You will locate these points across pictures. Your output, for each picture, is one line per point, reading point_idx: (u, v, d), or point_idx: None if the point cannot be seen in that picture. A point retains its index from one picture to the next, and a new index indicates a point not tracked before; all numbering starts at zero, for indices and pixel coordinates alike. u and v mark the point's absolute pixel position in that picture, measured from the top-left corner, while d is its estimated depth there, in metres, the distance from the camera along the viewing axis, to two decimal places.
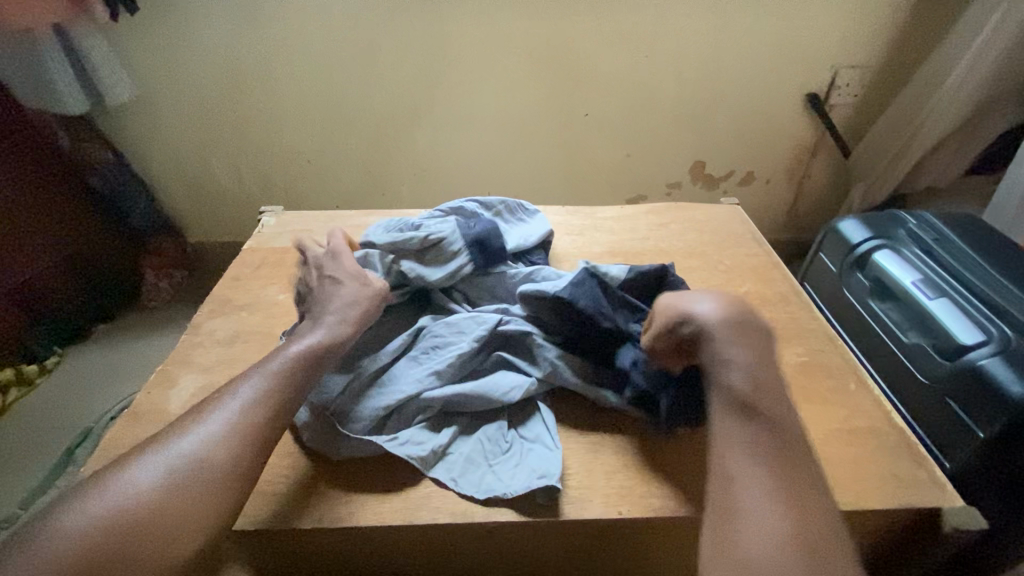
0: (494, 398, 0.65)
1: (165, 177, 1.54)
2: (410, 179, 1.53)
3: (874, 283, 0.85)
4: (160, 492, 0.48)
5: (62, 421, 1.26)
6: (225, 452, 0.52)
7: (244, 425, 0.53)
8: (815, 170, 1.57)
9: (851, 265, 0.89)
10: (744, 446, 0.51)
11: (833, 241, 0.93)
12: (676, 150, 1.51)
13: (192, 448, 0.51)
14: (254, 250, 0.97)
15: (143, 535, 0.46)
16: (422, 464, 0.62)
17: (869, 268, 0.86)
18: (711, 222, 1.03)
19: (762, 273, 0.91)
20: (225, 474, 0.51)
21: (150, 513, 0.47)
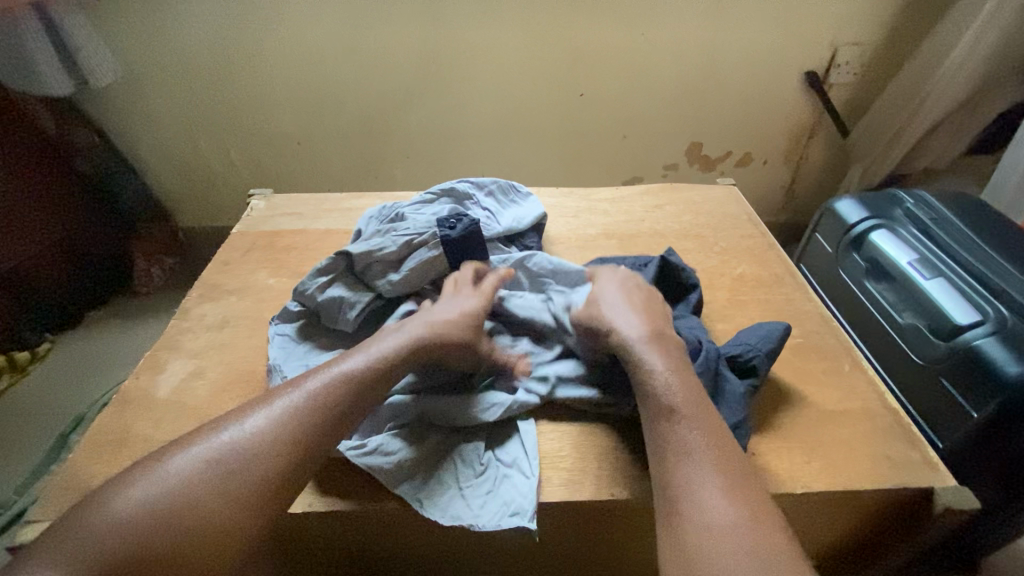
0: (472, 409, 0.62)
1: (155, 161, 1.51)
2: (403, 162, 1.51)
3: (870, 264, 0.84)
4: (211, 493, 0.46)
5: (55, 409, 1.25)
6: (279, 452, 0.49)
7: (300, 423, 0.51)
8: (813, 151, 1.55)
9: (848, 245, 0.88)
10: (694, 456, 0.51)
11: (829, 221, 0.92)
12: (673, 130, 1.49)
13: (247, 443, 0.49)
14: (243, 234, 0.95)
15: (188, 534, 0.44)
16: (387, 477, 0.59)
17: (865, 249, 0.85)
18: (708, 204, 1.02)
19: (758, 254, 0.90)
20: (276, 482, 0.48)
21: (199, 516, 0.45)
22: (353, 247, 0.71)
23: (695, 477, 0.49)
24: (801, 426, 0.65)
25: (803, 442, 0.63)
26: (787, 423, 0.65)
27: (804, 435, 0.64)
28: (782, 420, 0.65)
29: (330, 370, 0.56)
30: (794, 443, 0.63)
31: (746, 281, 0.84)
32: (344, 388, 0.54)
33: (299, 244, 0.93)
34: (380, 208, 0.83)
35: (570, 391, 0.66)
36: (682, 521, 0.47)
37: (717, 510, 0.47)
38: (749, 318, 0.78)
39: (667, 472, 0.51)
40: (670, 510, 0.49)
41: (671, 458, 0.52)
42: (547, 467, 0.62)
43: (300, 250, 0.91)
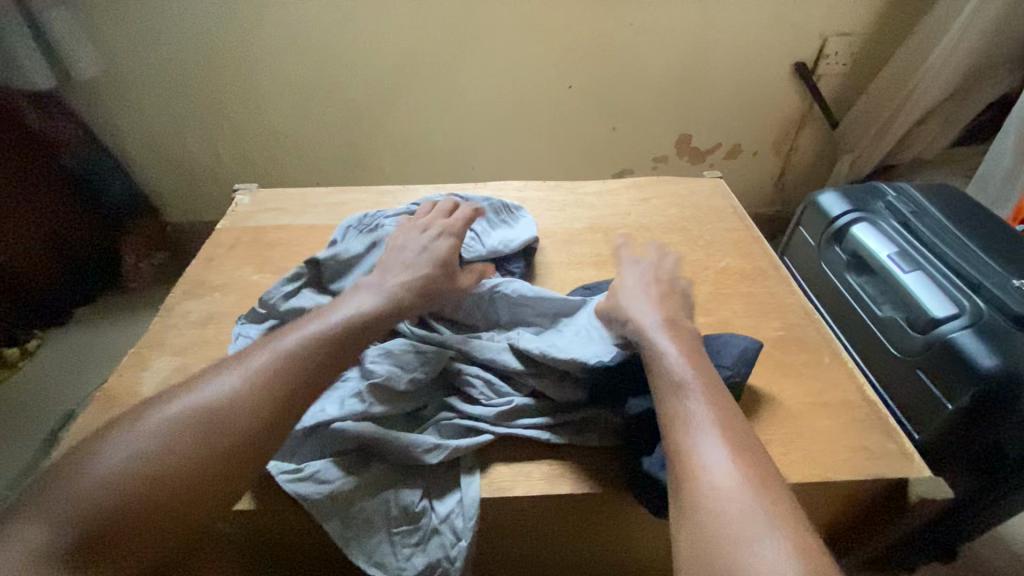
0: (416, 451, 0.59)
1: (142, 155, 1.50)
2: (391, 155, 1.51)
3: (851, 257, 0.85)
4: (206, 441, 0.46)
5: (46, 404, 1.26)
6: (256, 403, 0.49)
7: (276, 376, 0.51)
8: (803, 142, 1.55)
9: (830, 239, 0.88)
10: (702, 429, 0.50)
11: (812, 214, 0.92)
12: (662, 122, 1.49)
13: (224, 397, 0.49)
14: (228, 230, 0.95)
15: (168, 489, 0.43)
16: (317, 508, 0.57)
17: (847, 242, 0.85)
18: (694, 196, 1.02)
19: (742, 247, 0.90)
20: (271, 430, 0.49)
21: (196, 466, 0.45)
22: (321, 252, 0.76)
23: (704, 452, 0.48)
24: (780, 418, 0.65)
25: (782, 435, 0.63)
26: (766, 416, 0.65)
27: (783, 428, 0.64)
28: (761, 413, 0.66)
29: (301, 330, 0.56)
30: (773, 436, 0.63)
31: (730, 274, 0.85)
32: (320, 344, 0.55)
33: (284, 240, 0.92)
34: (359, 217, 0.85)
35: (519, 427, 0.65)
36: (692, 502, 0.46)
37: (726, 488, 0.45)
38: (732, 310, 0.79)
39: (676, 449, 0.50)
40: (681, 490, 0.47)
41: (680, 434, 0.51)
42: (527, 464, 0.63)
43: (285, 246, 0.91)
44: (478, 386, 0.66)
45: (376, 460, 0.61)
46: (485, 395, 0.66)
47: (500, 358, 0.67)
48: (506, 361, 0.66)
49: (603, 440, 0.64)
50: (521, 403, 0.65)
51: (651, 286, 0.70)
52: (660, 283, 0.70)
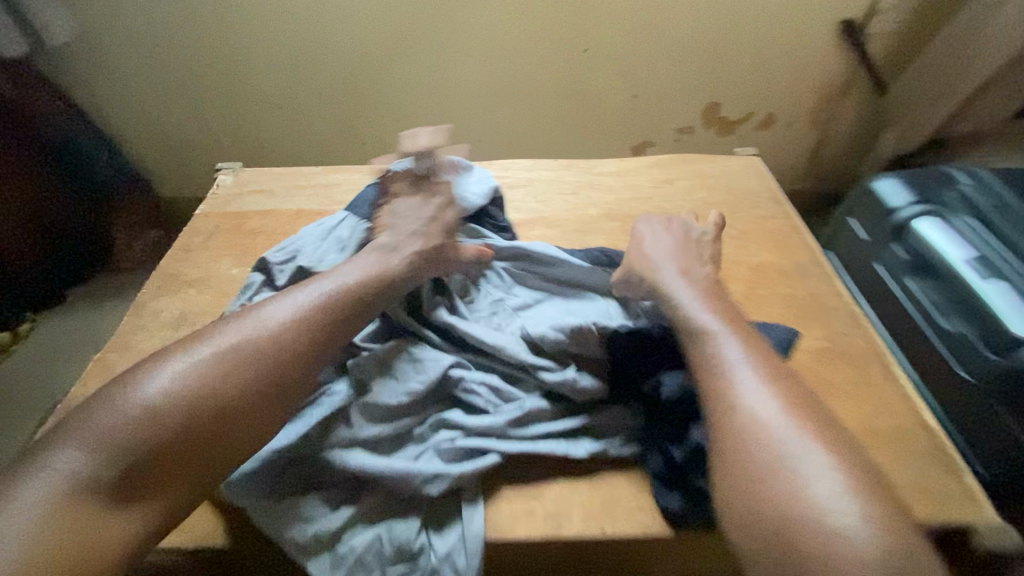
0: (412, 480, 0.50)
1: (129, 128, 1.42)
2: (392, 128, 1.41)
3: (915, 258, 0.77)
4: (238, 372, 0.48)
5: (40, 391, 1.22)
6: (277, 355, 0.50)
7: (295, 330, 0.52)
8: (844, 112, 1.40)
9: (890, 236, 0.81)
10: (740, 373, 0.49)
11: (870, 207, 0.84)
12: (687, 89, 1.36)
13: (246, 346, 0.50)
14: (207, 215, 0.87)
15: (195, 430, 0.45)
16: (302, 551, 0.49)
17: (910, 241, 0.78)
18: (724, 177, 0.91)
19: (779, 239, 0.79)
20: (296, 366, 0.51)
21: (232, 394, 0.47)
22: (270, 254, 0.70)
23: (745, 393, 0.47)
24: None
25: None
26: None
27: None
28: None
29: (313, 286, 0.57)
30: None
31: (765, 271, 0.75)
32: (334, 301, 0.56)
33: (267, 228, 0.84)
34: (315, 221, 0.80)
35: (536, 438, 0.54)
36: (737, 455, 0.44)
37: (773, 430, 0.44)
38: (767, 316, 0.69)
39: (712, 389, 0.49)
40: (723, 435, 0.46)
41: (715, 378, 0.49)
42: (530, 498, 0.54)
43: (269, 234, 0.83)
44: (483, 394, 0.56)
45: (369, 490, 0.52)
46: (492, 403, 0.56)
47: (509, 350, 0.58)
48: (516, 354, 0.58)
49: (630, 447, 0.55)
50: (536, 404, 0.56)
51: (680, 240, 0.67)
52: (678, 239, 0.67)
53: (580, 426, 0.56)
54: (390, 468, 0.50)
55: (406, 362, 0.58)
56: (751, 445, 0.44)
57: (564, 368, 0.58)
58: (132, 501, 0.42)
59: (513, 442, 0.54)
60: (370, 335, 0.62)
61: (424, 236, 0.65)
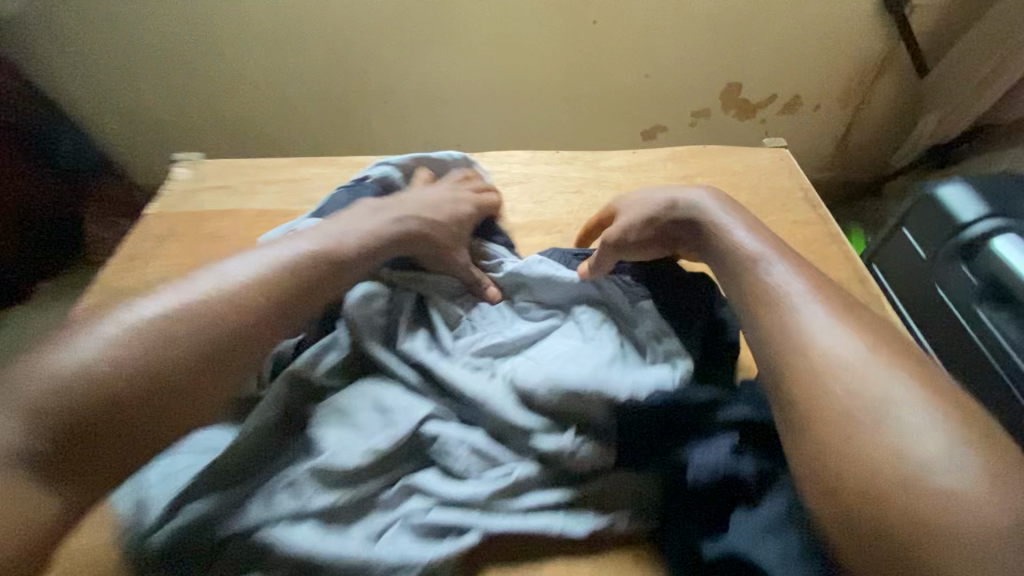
0: (368, 565, 0.42)
1: (95, 109, 1.30)
2: (380, 110, 1.29)
3: (985, 283, 0.66)
4: (190, 326, 0.42)
5: None
6: (235, 313, 0.43)
7: (261, 285, 0.46)
8: (878, 94, 1.26)
9: (955, 252, 0.69)
10: (810, 317, 0.44)
11: (931, 213, 0.73)
12: (705, 68, 1.23)
13: (199, 303, 0.43)
14: (159, 216, 0.76)
15: (134, 398, 0.38)
16: None
17: (980, 263, 0.66)
18: (749, 174, 0.79)
19: (815, 249, 0.68)
20: (265, 324, 0.45)
21: (182, 348, 0.41)
22: None
23: (818, 340, 0.42)
24: None
25: None
26: None
27: None
28: None
29: (287, 244, 0.50)
30: None
31: None
32: (303, 260, 0.49)
33: (226, 232, 0.73)
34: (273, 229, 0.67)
35: (526, 514, 0.47)
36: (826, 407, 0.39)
37: (858, 379, 0.39)
38: None
39: (778, 335, 0.44)
40: (793, 385, 0.41)
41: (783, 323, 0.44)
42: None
43: (226, 239, 0.72)
44: (463, 457, 0.47)
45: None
46: (474, 467, 0.47)
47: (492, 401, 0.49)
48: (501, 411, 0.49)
49: (628, 530, 0.48)
50: (527, 469, 0.47)
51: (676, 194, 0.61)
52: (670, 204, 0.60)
53: (575, 500, 0.48)
54: (342, 549, 0.43)
55: (373, 410, 0.50)
56: (828, 394, 0.39)
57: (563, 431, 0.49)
58: (59, 472, 0.36)
59: (498, 518, 0.46)
60: (332, 367, 0.54)
61: (423, 216, 0.61)
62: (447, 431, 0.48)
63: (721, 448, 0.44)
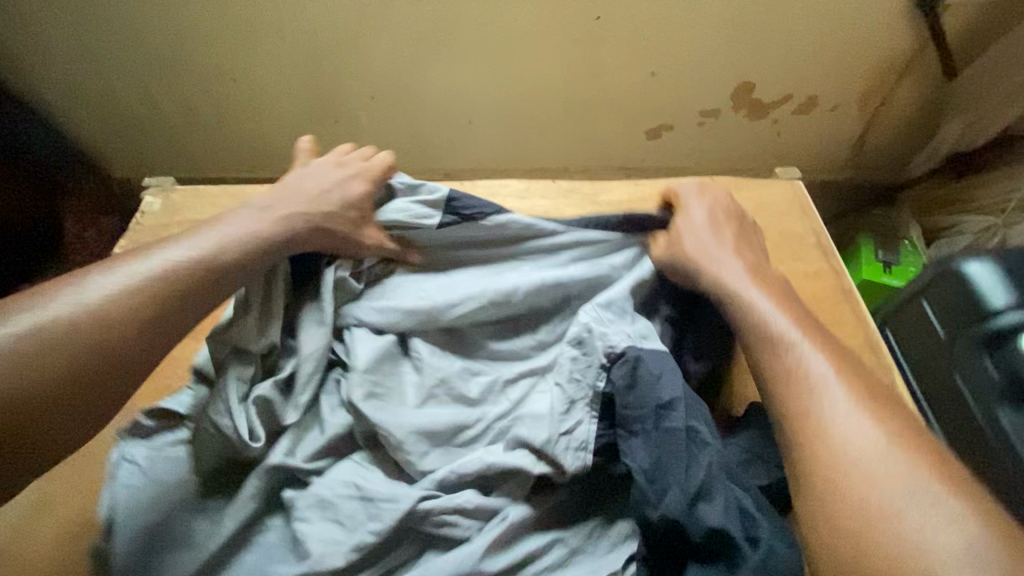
0: None
1: (68, 104, 1.25)
2: (369, 104, 1.24)
3: (1005, 379, 0.61)
4: (88, 320, 0.44)
5: None
6: (152, 296, 0.47)
7: (163, 280, 0.48)
8: (900, 96, 1.18)
9: (979, 340, 0.64)
10: (835, 397, 0.46)
11: (954, 288, 0.67)
12: (717, 66, 1.15)
13: (98, 303, 0.45)
14: (127, 256, 0.71)
15: (41, 393, 0.41)
16: None
17: (1003, 357, 0.62)
18: (758, 213, 0.74)
19: (826, 310, 0.64)
20: (167, 311, 0.48)
21: (84, 342, 0.44)
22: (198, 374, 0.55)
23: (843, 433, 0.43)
24: None
25: None
26: None
27: None
28: None
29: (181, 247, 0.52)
30: None
31: None
32: (221, 246, 0.52)
33: None
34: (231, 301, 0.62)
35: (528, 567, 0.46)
36: (836, 485, 0.41)
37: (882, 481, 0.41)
38: None
39: (801, 422, 0.45)
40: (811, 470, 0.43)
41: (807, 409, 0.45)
42: None
43: None
44: (461, 525, 0.46)
45: None
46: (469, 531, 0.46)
47: (506, 425, 0.51)
48: (518, 434, 0.49)
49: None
50: (513, 514, 0.47)
51: (701, 236, 0.61)
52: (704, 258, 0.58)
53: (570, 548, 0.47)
54: None
55: (355, 499, 0.46)
56: (854, 473, 0.41)
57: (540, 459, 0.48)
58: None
59: None
60: (311, 454, 0.50)
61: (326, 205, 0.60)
62: (437, 510, 0.46)
63: (700, 474, 0.45)
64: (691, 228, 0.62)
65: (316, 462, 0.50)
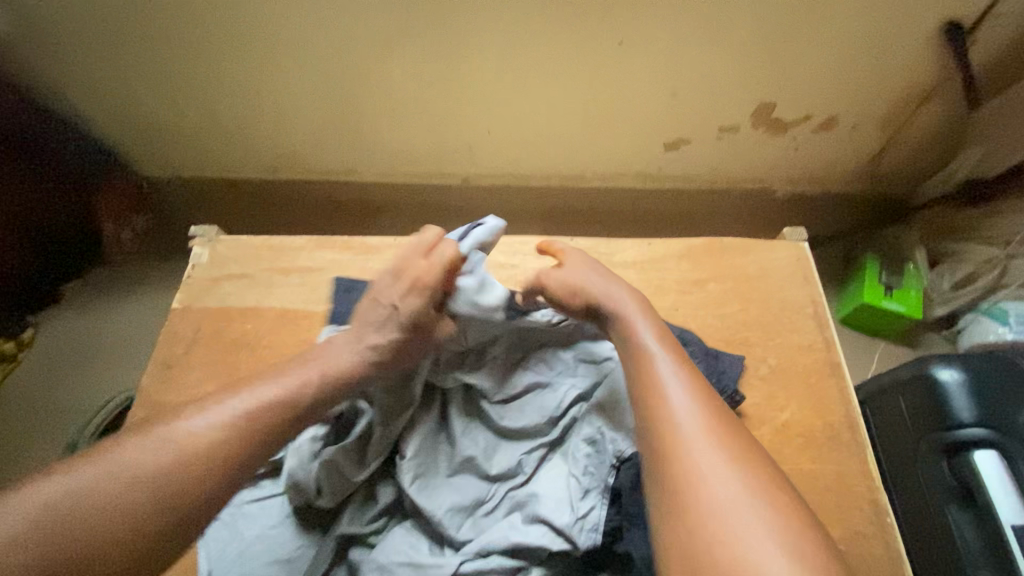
0: None
1: (95, 116, 1.24)
2: (387, 116, 1.23)
3: (956, 484, 0.67)
4: (176, 471, 0.49)
5: (65, 418, 1.25)
6: (238, 435, 0.52)
7: (248, 423, 0.52)
8: (920, 119, 1.17)
9: (939, 446, 0.69)
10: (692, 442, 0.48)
11: (921, 393, 0.71)
12: (739, 89, 1.13)
13: (190, 451, 0.50)
14: (186, 312, 0.79)
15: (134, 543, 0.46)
16: None
17: (958, 465, 0.67)
18: (762, 280, 0.79)
19: (813, 385, 0.71)
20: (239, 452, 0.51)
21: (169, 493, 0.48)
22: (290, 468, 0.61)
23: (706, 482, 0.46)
24: None
25: None
26: None
27: None
28: None
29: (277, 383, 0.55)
30: None
31: (792, 434, 0.68)
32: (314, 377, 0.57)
33: (253, 337, 0.77)
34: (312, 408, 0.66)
35: None
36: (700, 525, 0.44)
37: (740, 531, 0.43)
38: None
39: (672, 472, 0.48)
40: (677, 520, 0.45)
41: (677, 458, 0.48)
42: None
43: (253, 346, 0.76)
44: None
45: None
46: None
47: (525, 499, 0.59)
48: (539, 512, 0.57)
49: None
50: (534, 574, 0.56)
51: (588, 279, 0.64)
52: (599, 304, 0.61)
53: None
54: None
55: (407, 564, 0.56)
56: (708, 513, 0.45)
57: (561, 538, 0.56)
58: None
59: None
60: (372, 518, 0.60)
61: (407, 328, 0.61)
62: (478, 569, 0.55)
63: None
64: (587, 273, 0.64)
65: (376, 522, 0.60)
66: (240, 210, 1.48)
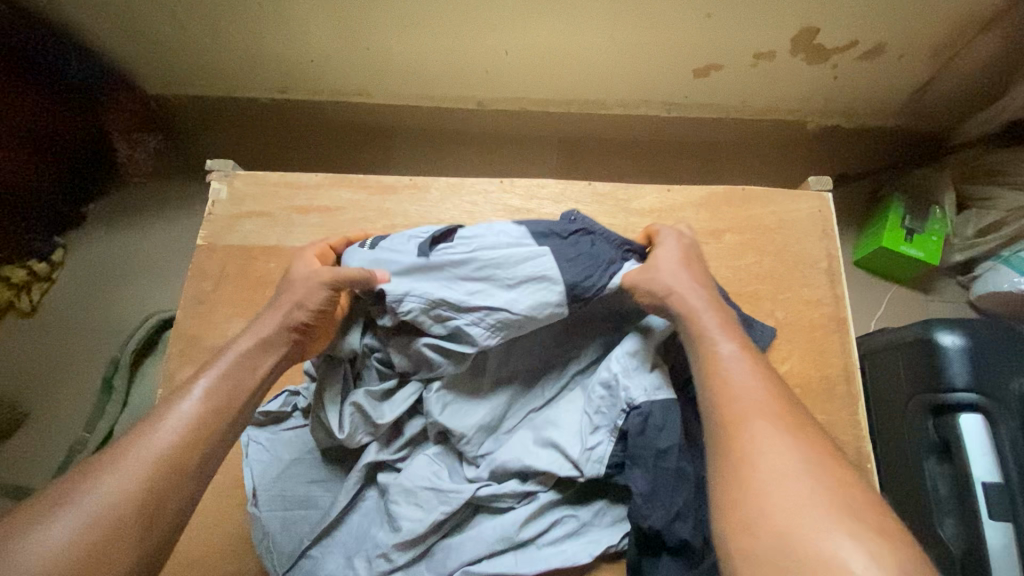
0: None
1: (93, 26, 1.17)
2: (399, 32, 1.14)
3: (940, 441, 0.72)
4: (189, 421, 0.53)
5: (106, 333, 1.33)
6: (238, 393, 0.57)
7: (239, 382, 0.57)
8: (980, 48, 1.07)
9: (927, 405, 0.73)
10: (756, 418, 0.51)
11: (919, 356, 0.75)
12: (784, 9, 1.02)
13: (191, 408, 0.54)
14: (210, 249, 0.82)
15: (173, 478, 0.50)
16: None
17: (943, 425, 0.72)
18: (780, 231, 0.79)
19: (818, 338, 0.74)
20: None
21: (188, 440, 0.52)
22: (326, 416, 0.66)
23: (766, 446, 0.49)
24: None
25: None
26: None
27: None
28: None
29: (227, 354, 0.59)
30: None
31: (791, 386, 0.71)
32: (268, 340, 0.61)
33: (277, 275, 0.80)
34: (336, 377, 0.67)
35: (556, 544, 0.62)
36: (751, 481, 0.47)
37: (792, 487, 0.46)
38: None
39: (735, 439, 0.51)
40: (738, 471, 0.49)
41: (738, 434, 0.51)
42: None
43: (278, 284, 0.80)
44: (508, 500, 0.63)
45: None
46: (516, 501, 0.63)
47: (541, 424, 0.64)
48: (551, 438, 0.62)
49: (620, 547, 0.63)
50: (544, 499, 0.63)
51: (678, 270, 0.64)
52: (678, 284, 0.62)
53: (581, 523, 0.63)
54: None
55: (429, 488, 0.62)
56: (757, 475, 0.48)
57: (570, 464, 0.62)
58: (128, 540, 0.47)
59: (529, 547, 0.62)
60: (399, 445, 0.67)
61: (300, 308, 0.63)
62: (490, 493, 0.62)
63: (680, 501, 0.58)
64: (663, 259, 0.65)
65: (399, 452, 0.67)
66: (253, 132, 1.44)
